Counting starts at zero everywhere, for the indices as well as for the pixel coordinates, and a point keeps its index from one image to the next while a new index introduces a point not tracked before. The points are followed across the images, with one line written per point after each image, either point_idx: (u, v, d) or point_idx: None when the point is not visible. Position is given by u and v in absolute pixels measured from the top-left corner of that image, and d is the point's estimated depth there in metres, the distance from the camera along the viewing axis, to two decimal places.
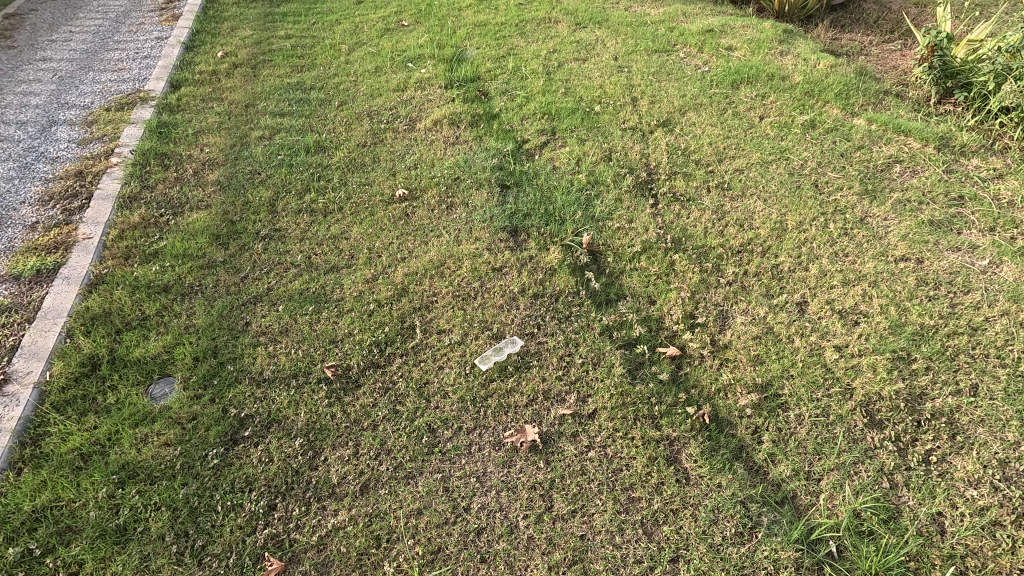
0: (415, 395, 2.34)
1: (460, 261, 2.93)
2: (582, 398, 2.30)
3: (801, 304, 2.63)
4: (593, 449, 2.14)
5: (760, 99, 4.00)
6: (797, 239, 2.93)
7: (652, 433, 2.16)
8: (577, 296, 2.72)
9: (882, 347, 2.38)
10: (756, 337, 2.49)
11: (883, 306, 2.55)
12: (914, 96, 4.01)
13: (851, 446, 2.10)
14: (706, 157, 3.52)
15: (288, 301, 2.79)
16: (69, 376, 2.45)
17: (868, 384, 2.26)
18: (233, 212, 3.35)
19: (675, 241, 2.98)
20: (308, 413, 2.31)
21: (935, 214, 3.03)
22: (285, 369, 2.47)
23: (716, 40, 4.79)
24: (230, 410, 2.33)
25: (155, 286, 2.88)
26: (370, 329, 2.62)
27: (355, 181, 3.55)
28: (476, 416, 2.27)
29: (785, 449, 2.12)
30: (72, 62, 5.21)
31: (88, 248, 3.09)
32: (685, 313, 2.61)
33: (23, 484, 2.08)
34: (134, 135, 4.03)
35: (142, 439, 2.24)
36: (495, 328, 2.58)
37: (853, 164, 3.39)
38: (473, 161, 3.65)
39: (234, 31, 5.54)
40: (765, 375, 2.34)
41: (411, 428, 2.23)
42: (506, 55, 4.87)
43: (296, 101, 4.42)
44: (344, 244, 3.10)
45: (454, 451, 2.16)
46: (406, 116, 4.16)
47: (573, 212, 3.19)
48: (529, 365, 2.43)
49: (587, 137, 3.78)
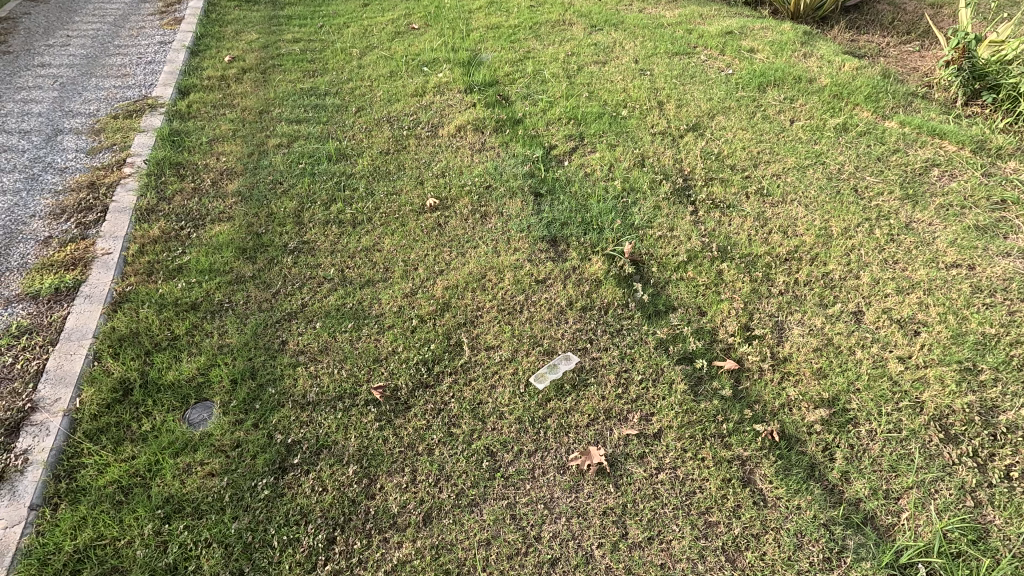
0: (470, 416, 2.25)
1: (501, 273, 2.84)
2: (645, 416, 2.22)
3: (856, 313, 2.57)
4: (663, 471, 2.05)
5: (789, 102, 3.95)
6: (844, 246, 2.87)
7: (724, 453, 2.08)
8: (626, 308, 2.64)
9: (948, 358, 2.33)
10: (816, 349, 2.42)
11: (942, 315, 2.50)
12: (940, 98, 3.99)
13: (928, 463, 2.04)
14: (740, 161, 3.46)
15: (325, 318, 2.69)
16: (100, 402, 2.33)
17: (938, 397, 2.20)
18: (258, 224, 3.24)
19: (720, 250, 2.91)
20: (359, 437, 2.21)
21: (979, 219, 2.99)
22: (329, 391, 2.37)
23: (737, 42, 4.74)
24: (276, 436, 2.22)
25: (183, 304, 2.77)
26: (415, 346, 2.52)
27: (382, 190, 3.45)
28: (537, 437, 2.18)
29: (859, 466, 2.06)
30: (73, 68, 5.04)
31: (108, 265, 2.97)
32: (740, 325, 2.54)
33: (61, 522, 1.96)
34: (145, 143, 3.90)
35: (184, 469, 2.12)
36: (545, 344, 2.49)
37: (891, 168, 3.35)
38: (503, 168, 3.55)
39: (239, 35, 5.41)
40: (831, 390, 2.27)
41: (469, 452, 2.14)
42: (524, 58, 4.79)
43: (312, 107, 4.31)
44: (378, 256, 3.00)
45: (517, 475, 2.07)
46: (428, 122, 4.06)
47: (612, 220, 3.12)
48: (586, 383, 2.33)
49: (617, 143, 3.70)
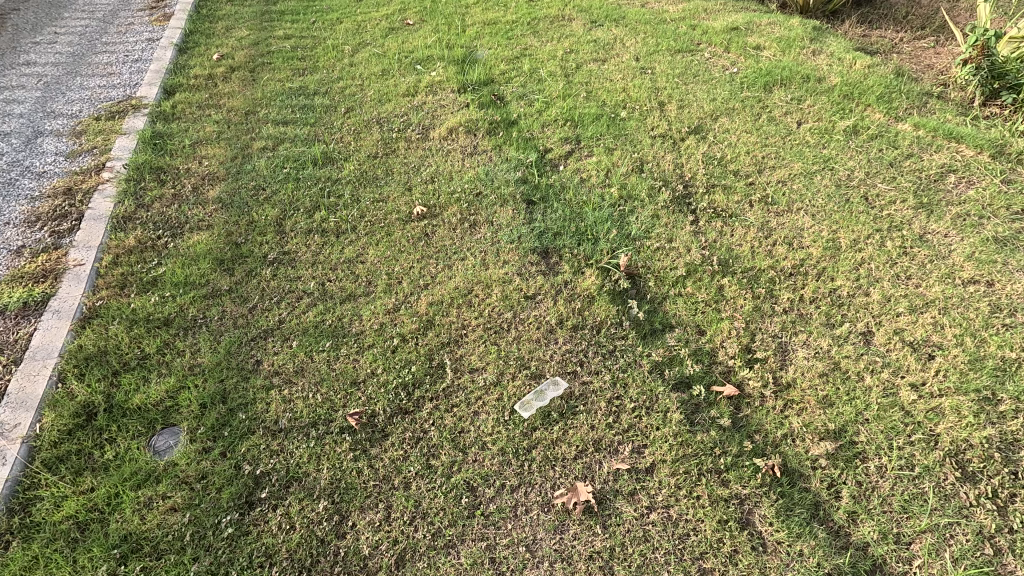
0: (450, 446, 2.11)
1: (489, 287, 2.69)
2: (637, 449, 2.07)
3: (865, 333, 2.41)
4: (655, 511, 1.91)
5: (796, 103, 3.76)
6: (853, 259, 2.70)
7: (720, 492, 1.93)
8: (620, 327, 2.49)
9: (965, 386, 2.16)
10: (822, 374, 2.26)
11: (958, 337, 2.33)
12: (957, 98, 3.80)
13: (943, 504, 1.88)
14: (745, 167, 3.29)
15: (303, 336, 2.55)
16: (62, 428, 2.21)
17: (953, 430, 2.04)
18: (237, 233, 3.11)
19: (721, 263, 2.74)
20: (332, 468, 2.09)
21: (999, 230, 2.81)
22: (303, 417, 2.24)
23: (743, 39, 4.54)
24: (244, 467, 2.09)
25: (154, 320, 2.64)
26: (395, 369, 2.38)
27: (368, 197, 3.30)
28: (520, 470, 2.04)
29: (868, 506, 1.91)
30: (58, 66, 4.91)
31: (80, 277, 2.84)
32: (741, 347, 2.38)
33: (11, 562, 1.85)
34: (126, 147, 3.76)
35: (145, 503, 2.00)
36: (533, 366, 2.34)
37: (904, 174, 3.17)
38: (494, 173, 3.39)
39: (229, 32, 5.26)
40: (837, 420, 2.11)
41: (447, 487, 2.01)
42: (520, 56, 4.61)
43: (300, 108, 4.16)
44: (361, 268, 2.86)
45: (497, 513, 1.93)
46: (418, 123, 3.91)
47: (607, 230, 2.95)
48: (574, 410, 2.19)
49: (615, 146, 3.53)
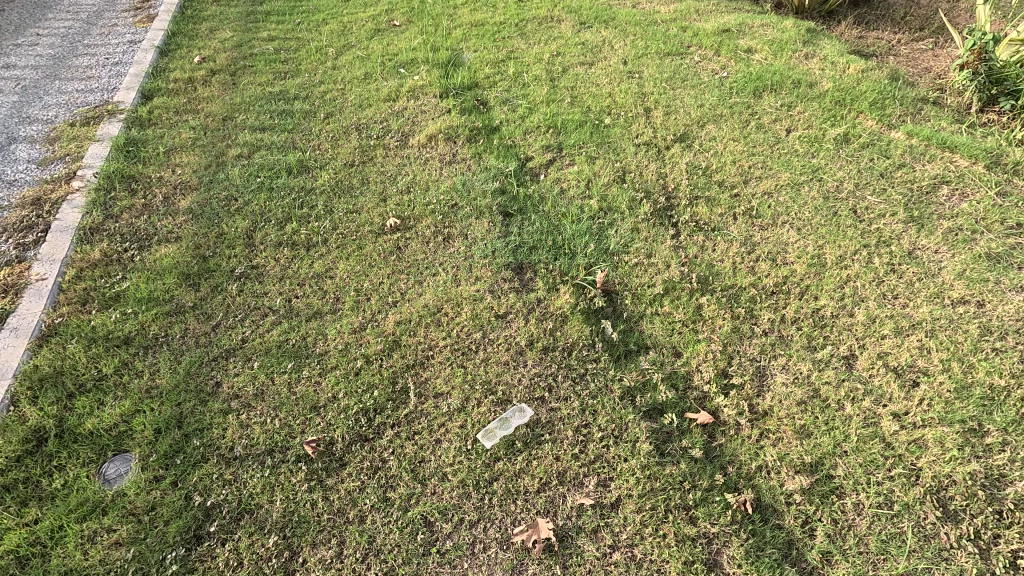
0: (409, 477, 2.03)
1: (459, 306, 2.59)
2: (602, 482, 1.98)
3: (848, 357, 2.30)
4: (618, 550, 1.82)
5: (786, 109, 3.65)
6: (838, 277, 2.60)
7: (688, 530, 1.84)
8: (593, 348, 2.39)
9: (950, 416, 2.06)
10: (800, 402, 2.16)
11: (945, 362, 2.22)
12: (953, 104, 3.67)
13: (922, 546, 1.78)
14: (730, 177, 3.17)
15: (265, 356, 2.47)
16: (10, 455, 2.14)
17: (936, 465, 1.94)
18: (206, 246, 3.02)
19: (701, 280, 2.64)
20: (285, 500, 2.00)
21: (992, 246, 2.69)
22: (259, 444, 2.15)
23: (734, 41, 4.41)
24: (195, 497, 2.02)
25: (114, 339, 2.56)
26: (357, 393, 2.29)
27: (341, 207, 3.21)
28: (481, 504, 1.95)
29: (843, 546, 1.81)
30: (37, 69, 4.83)
31: (41, 293, 2.76)
32: (717, 372, 2.28)
33: None
34: (98, 154, 3.68)
35: (90, 537, 1.93)
36: (499, 391, 2.25)
37: (895, 185, 3.05)
38: (472, 183, 3.29)
39: (213, 34, 5.17)
40: (815, 452, 2.02)
41: (403, 522, 1.92)
42: (506, 59, 4.50)
43: (278, 113, 4.07)
44: (329, 284, 2.77)
45: (454, 551, 1.85)
46: (398, 130, 3.81)
47: (585, 244, 2.85)
48: (540, 440, 2.10)
49: (597, 154, 3.42)
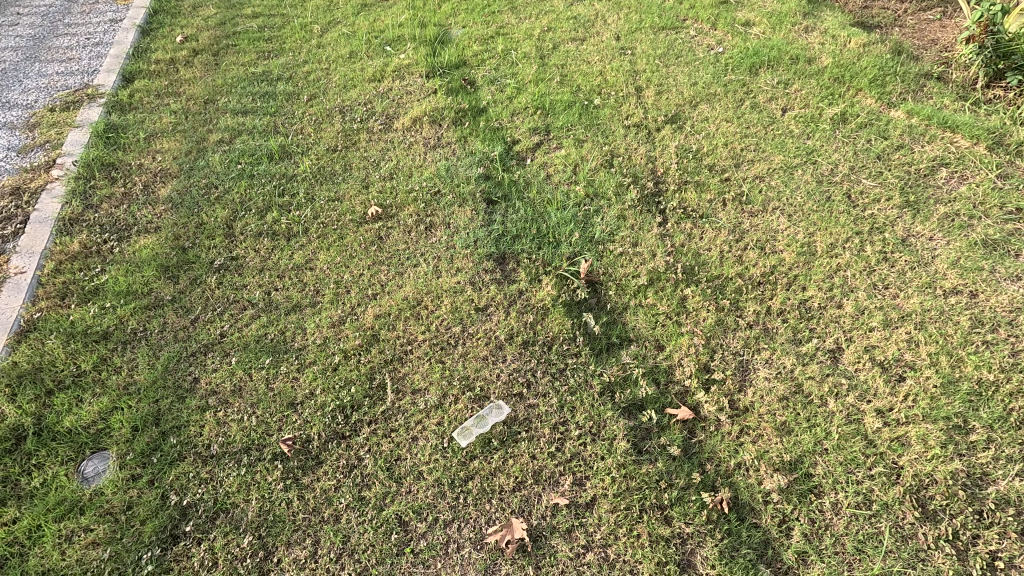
0: (384, 476, 2.02)
1: (439, 298, 2.55)
2: (578, 481, 1.97)
3: (834, 351, 2.26)
4: (591, 550, 1.82)
5: (782, 87, 3.51)
6: (828, 266, 2.53)
7: (662, 530, 1.82)
8: (574, 342, 2.35)
9: (934, 413, 2.01)
10: (782, 397, 2.13)
11: (932, 356, 2.17)
12: (958, 79, 3.51)
13: (899, 546, 1.76)
14: (721, 161, 3.08)
15: (243, 351, 2.44)
16: None
17: (917, 463, 1.91)
18: (185, 236, 2.97)
19: (686, 270, 2.58)
20: (261, 499, 2.00)
21: (988, 232, 2.61)
22: (236, 442, 2.14)
23: (732, 14, 4.24)
24: (171, 496, 2.02)
25: (92, 334, 2.54)
26: (334, 389, 2.27)
27: (323, 195, 3.15)
28: (456, 503, 1.94)
29: (819, 546, 1.80)
30: (17, 51, 4.72)
31: (20, 287, 2.73)
32: (699, 366, 2.24)
33: None
34: (78, 141, 3.60)
35: (67, 536, 1.93)
36: (478, 388, 2.22)
37: (892, 168, 2.95)
38: (456, 169, 3.21)
39: (196, 11, 5.02)
40: (794, 450, 1.99)
41: (378, 521, 1.92)
42: (495, 35, 4.35)
43: (261, 95, 3.97)
44: (309, 276, 2.73)
45: (427, 551, 1.84)
46: (382, 113, 3.71)
47: (569, 233, 2.79)
48: (517, 438, 2.08)
49: (585, 137, 3.32)
